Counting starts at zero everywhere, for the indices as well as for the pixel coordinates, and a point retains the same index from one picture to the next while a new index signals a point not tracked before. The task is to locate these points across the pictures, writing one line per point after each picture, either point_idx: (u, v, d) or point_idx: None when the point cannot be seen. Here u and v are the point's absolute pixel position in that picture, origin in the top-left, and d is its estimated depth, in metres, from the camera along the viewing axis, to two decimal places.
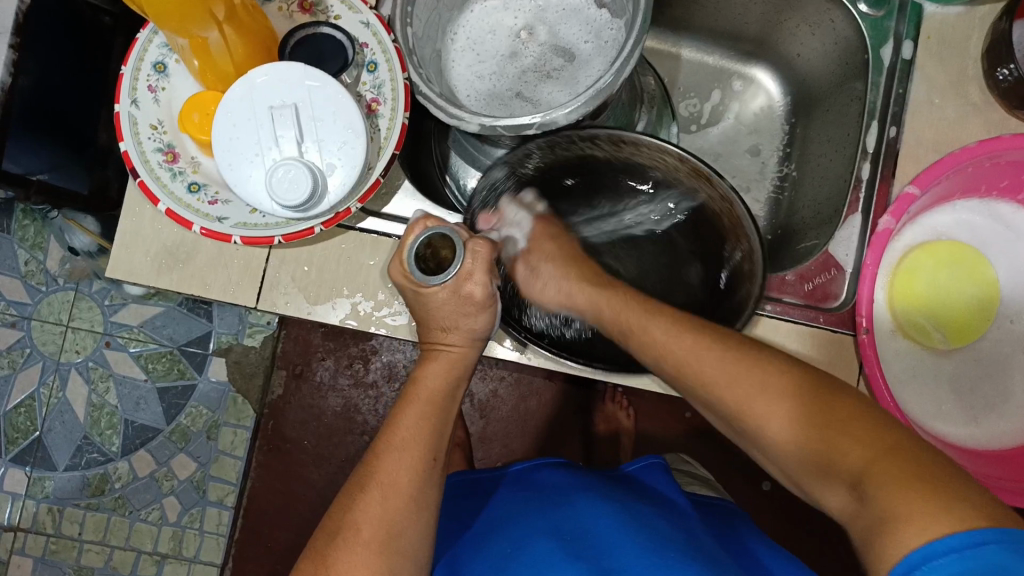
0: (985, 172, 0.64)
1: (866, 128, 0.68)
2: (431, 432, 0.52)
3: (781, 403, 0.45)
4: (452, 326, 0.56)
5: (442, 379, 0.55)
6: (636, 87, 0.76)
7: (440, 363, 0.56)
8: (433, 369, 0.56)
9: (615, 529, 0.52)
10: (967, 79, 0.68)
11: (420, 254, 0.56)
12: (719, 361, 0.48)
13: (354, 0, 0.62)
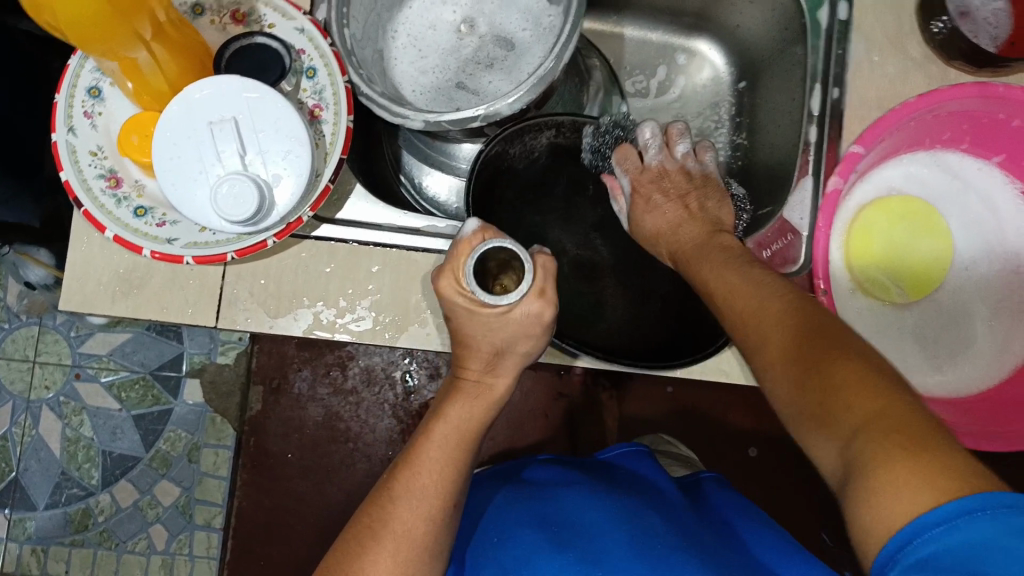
0: (929, 125, 0.64)
1: (809, 90, 0.68)
2: (454, 473, 0.54)
3: (824, 383, 0.44)
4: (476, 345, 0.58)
5: (476, 420, 0.56)
6: (578, 70, 0.76)
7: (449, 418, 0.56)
8: (468, 408, 0.56)
9: (603, 518, 0.61)
10: (904, 33, 0.68)
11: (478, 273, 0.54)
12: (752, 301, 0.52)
13: (287, 8, 0.62)
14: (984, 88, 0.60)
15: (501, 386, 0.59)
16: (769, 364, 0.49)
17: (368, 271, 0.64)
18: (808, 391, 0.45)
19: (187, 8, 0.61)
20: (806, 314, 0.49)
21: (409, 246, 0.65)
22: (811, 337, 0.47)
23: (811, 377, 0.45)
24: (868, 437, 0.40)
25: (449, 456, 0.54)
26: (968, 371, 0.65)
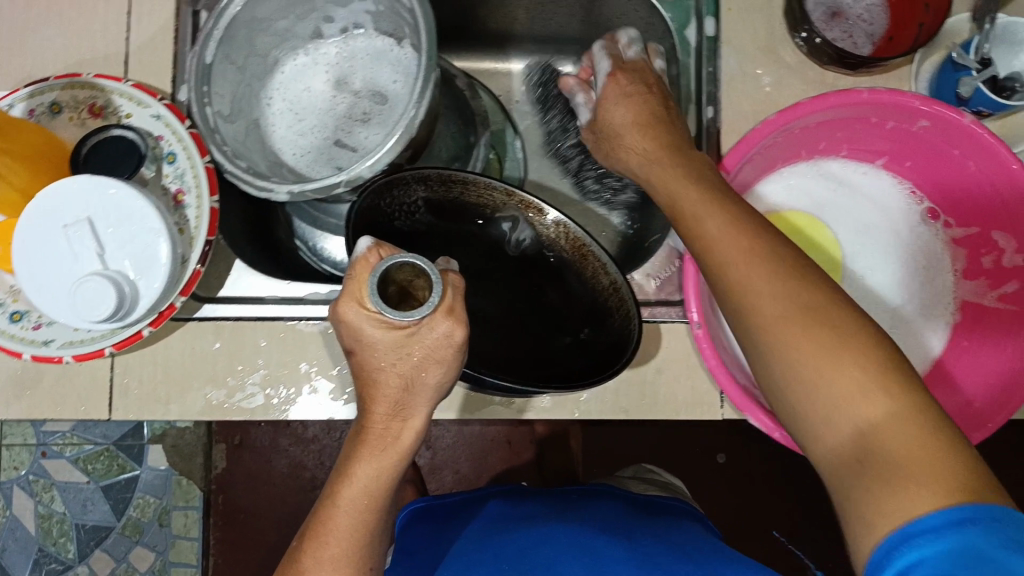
0: (803, 136, 0.61)
1: (685, 112, 0.69)
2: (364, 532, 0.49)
3: (840, 366, 0.41)
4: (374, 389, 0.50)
5: (389, 476, 0.49)
6: (465, 111, 0.76)
7: (353, 482, 0.48)
8: (370, 468, 0.48)
9: (567, 553, 0.62)
10: (777, 41, 0.67)
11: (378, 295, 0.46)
12: (755, 270, 0.45)
13: (141, 96, 0.62)
14: (846, 96, 0.57)
15: (407, 439, 0.50)
16: (770, 328, 0.44)
17: (257, 346, 0.64)
18: (822, 369, 0.41)
19: (45, 107, 0.62)
20: (804, 275, 0.45)
21: (293, 317, 0.65)
22: (823, 315, 0.43)
23: (830, 351, 0.41)
24: (880, 428, 0.39)
25: (359, 519, 0.48)
26: None
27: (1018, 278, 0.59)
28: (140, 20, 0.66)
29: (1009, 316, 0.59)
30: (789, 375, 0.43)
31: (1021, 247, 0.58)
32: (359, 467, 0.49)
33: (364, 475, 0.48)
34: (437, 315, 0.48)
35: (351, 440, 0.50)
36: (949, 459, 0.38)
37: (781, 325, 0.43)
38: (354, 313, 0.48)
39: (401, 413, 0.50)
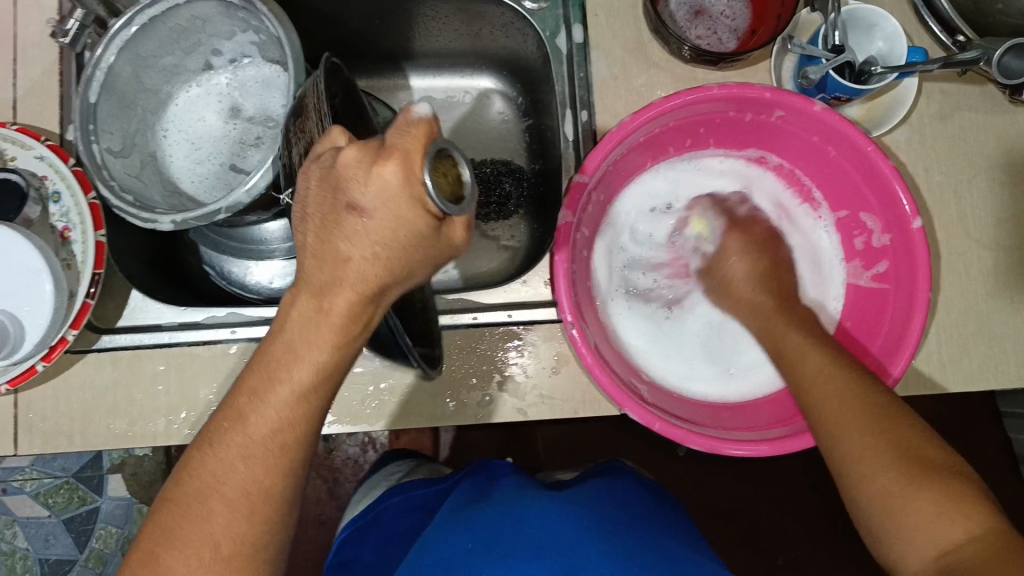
0: (662, 134, 0.63)
1: (562, 117, 0.69)
2: (265, 477, 0.44)
3: (861, 414, 0.49)
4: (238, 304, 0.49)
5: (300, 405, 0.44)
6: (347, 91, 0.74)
7: (308, 317, 0.43)
8: (302, 330, 0.43)
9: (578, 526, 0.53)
10: (645, 43, 0.68)
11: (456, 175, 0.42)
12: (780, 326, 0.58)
13: (24, 139, 0.64)
14: (697, 93, 0.59)
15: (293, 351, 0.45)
16: (833, 404, 0.50)
17: (155, 371, 0.66)
18: (862, 441, 0.48)
19: None
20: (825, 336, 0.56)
21: (190, 341, 0.66)
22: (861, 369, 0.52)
23: (886, 439, 0.48)
24: (911, 522, 0.45)
25: (296, 409, 0.44)
26: (762, 376, 0.65)
27: (885, 257, 0.62)
28: (25, 66, 0.68)
29: (882, 293, 0.62)
30: (832, 446, 0.50)
31: (885, 227, 0.61)
32: (314, 351, 0.43)
33: (294, 345, 0.43)
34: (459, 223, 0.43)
35: (257, 350, 0.45)
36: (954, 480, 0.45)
37: (840, 429, 0.49)
38: (388, 172, 0.39)
39: (378, 300, 0.44)
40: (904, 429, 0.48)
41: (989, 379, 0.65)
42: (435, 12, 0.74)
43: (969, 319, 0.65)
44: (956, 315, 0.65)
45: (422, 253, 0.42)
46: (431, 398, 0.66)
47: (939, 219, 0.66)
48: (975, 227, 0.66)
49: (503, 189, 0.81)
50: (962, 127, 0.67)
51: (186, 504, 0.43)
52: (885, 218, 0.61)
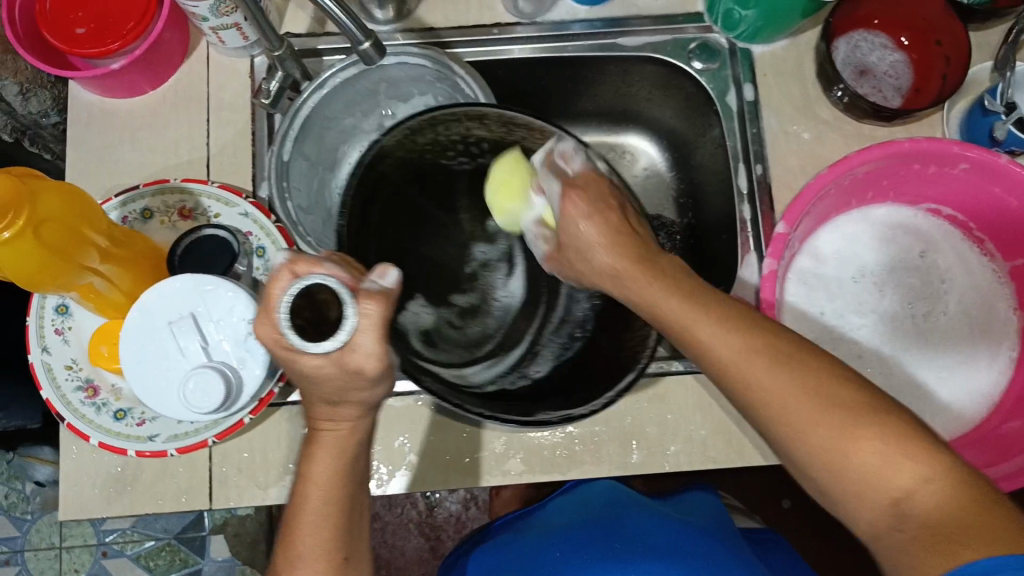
0: (851, 187, 0.67)
1: (735, 170, 0.72)
2: (337, 525, 0.49)
3: (774, 366, 0.45)
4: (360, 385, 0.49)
5: (337, 467, 0.49)
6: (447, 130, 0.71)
7: (323, 446, 0.50)
8: (327, 454, 0.50)
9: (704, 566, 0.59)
10: (813, 102, 0.72)
11: (295, 307, 0.45)
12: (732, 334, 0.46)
13: (229, 196, 0.66)
14: (890, 147, 0.63)
15: (350, 424, 0.50)
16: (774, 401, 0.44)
17: None
18: (788, 395, 0.44)
19: (137, 213, 0.65)
20: (784, 339, 0.46)
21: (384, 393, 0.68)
22: (798, 362, 0.45)
23: (875, 414, 0.42)
24: (875, 463, 0.41)
25: (325, 485, 0.49)
26: (946, 419, 0.67)
27: None
28: (220, 127, 0.71)
29: None
30: (729, 382, 0.46)
31: None
32: (314, 464, 0.49)
33: (319, 467, 0.49)
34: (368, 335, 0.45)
35: (304, 443, 0.51)
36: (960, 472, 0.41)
37: (752, 378, 0.45)
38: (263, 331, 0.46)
39: (339, 396, 0.48)
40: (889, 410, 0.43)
41: None
42: (599, 75, 0.77)
43: None
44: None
45: (359, 377, 0.46)
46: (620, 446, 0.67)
47: None
48: None
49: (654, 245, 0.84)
50: None
51: (286, 555, 0.48)
52: None
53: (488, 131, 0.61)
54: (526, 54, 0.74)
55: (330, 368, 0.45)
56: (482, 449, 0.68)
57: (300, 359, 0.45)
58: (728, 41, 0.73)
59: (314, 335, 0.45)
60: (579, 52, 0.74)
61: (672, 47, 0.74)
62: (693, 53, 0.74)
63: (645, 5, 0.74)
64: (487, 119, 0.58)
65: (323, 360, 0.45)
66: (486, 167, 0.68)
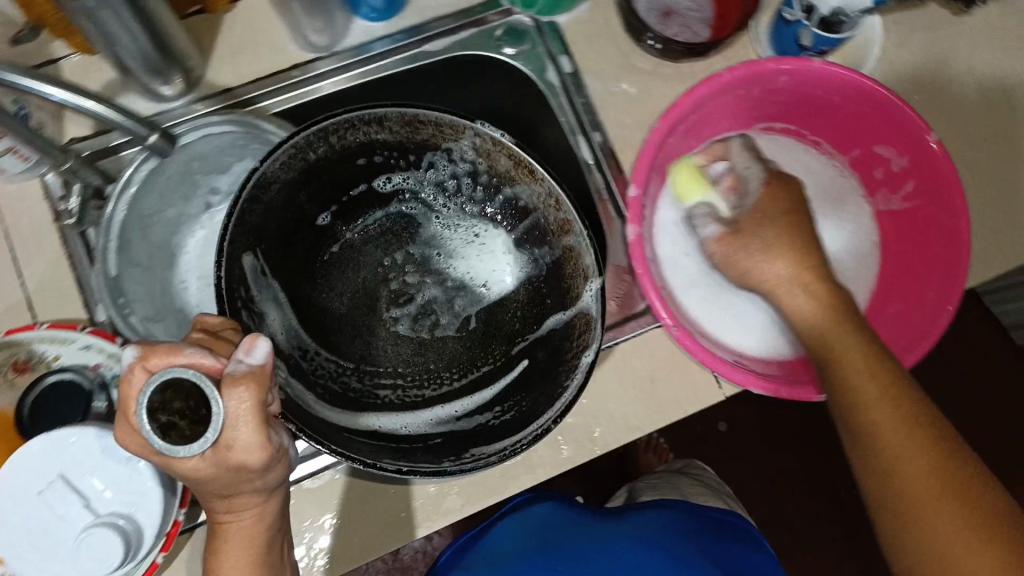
0: (688, 130, 0.67)
1: (576, 144, 0.71)
2: None
3: (872, 374, 0.53)
4: (236, 492, 0.46)
5: (247, 559, 0.48)
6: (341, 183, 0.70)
7: (232, 541, 0.48)
8: (233, 549, 0.48)
9: None
10: (629, 54, 0.71)
11: (155, 405, 0.43)
12: (881, 390, 0.52)
13: (62, 333, 0.60)
14: (710, 83, 0.63)
15: (251, 517, 0.48)
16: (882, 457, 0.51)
17: None
18: (863, 412, 0.52)
19: None
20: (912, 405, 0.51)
21: (297, 477, 0.64)
22: (913, 431, 0.50)
23: (905, 425, 0.51)
24: (957, 535, 0.47)
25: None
26: None
27: (909, 178, 0.67)
28: (30, 261, 0.64)
29: (916, 209, 0.67)
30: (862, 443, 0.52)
31: (901, 151, 0.66)
32: (227, 560, 0.48)
33: (230, 555, 0.48)
34: (250, 423, 0.43)
35: (210, 537, 0.49)
36: (985, 500, 0.48)
37: (877, 422, 0.51)
38: (131, 440, 0.44)
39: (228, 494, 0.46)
40: (970, 475, 0.48)
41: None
42: None
43: (991, 212, 0.72)
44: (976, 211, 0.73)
45: (243, 472, 0.44)
46: (549, 447, 0.66)
47: None
48: (961, 129, 0.74)
49: None
50: (921, 50, 0.74)
51: None
52: (897, 143, 0.66)
53: (392, 132, 0.64)
54: (339, 85, 0.70)
55: (210, 468, 0.43)
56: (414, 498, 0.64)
57: (174, 464, 0.43)
58: (530, 19, 0.72)
59: (187, 433, 0.43)
60: (393, 67, 0.71)
61: (479, 39, 0.72)
62: (500, 39, 0.72)
63: (438, 4, 0.72)
64: (388, 120, 0.62)
65: (198, 457, 0.42)
66: (394, 177, 0.70)
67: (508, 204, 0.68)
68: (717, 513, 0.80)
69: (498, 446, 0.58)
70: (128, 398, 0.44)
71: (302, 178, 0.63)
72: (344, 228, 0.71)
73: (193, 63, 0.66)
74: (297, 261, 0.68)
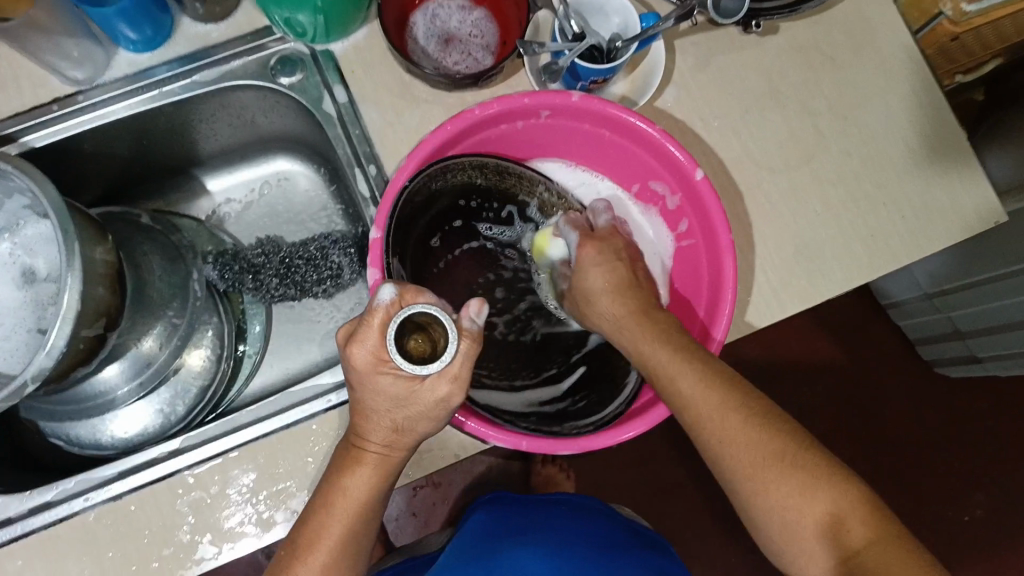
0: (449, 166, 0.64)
1: (354, 177, 0.68)
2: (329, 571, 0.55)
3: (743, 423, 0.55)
4: (406, 429, 0.55)
5: (372, 489, 0.56)
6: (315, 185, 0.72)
7: (372, 469, 0.55)
8: (364, 481, 0.55)
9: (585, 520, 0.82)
10: (407, 84, 0.68)
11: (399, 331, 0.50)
12: (728, 413, 0.55)
13: None
14: (460, 120, 0.60)
15: (400, 455, 0.56)
16: (747, 471, 0.54)
17: (13, 567, 0.65)
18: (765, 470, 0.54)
19: None
20: (756, 414, 0.55)
21: (45, 524, 0.65)
22: (766, 435, 0.54)
23: (817, 473, 0.54)
24: (828, 511, 0.52)
25: (342, 528, 0.55)
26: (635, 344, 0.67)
27: (686, 215, 0.64)
28: None
29: (693, 247, 0.65)
30: (715, 457, 0.56)
31: (674, 189, 0.64)
32: (351, 484, 0.55)
33: (359, 489, 0.55)
34: (441, 380, 0.52)
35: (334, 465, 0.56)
36: (846, 481, 0.53)
37: (728, 446, 0.55)
38: (360, 354, 0.52)
39: (403, 433, 0.55)
40: (817, 459, 0.54)
41: (821, 289, 0.67)
42: (200, 114, 0.72)
43: (794, 248, 0.67)
44: (784, 245, 0.67)
45: (442, 408, 0.53)
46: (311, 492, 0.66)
47: (730, 159, 0.68)
48: (764, 158, 0.68)
49: (331, 263, 0.78)
50: (722, 70, 0.69)
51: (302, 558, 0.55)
52: (674, 179, 0.63)
53: (484, 177, 0.66)
54: (131, 109, 0.69)
55: (428, 401, 0.52)
56: (168, 545, 0.66)
57: (382, 378, 0.52)
58: (307, 47, 0.69)
59: (420, 360, 0.51)
60: (177, 92, 0.69)
61: (255, 68, 0.69)
62: (275, 69, 0.69)
63: (206, 33, 0.69)
64: (483, 167, 0.65)
65: (412, 381, 0.51)
66: (484, 227, 0.69)
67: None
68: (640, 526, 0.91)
69: (590, 419, 0.63)
70: (374, 322, 0.51)
71: (422, 207, 0.62)
72: (448, 252, 0.67)
73: None
74: (417, 267, 0.63)
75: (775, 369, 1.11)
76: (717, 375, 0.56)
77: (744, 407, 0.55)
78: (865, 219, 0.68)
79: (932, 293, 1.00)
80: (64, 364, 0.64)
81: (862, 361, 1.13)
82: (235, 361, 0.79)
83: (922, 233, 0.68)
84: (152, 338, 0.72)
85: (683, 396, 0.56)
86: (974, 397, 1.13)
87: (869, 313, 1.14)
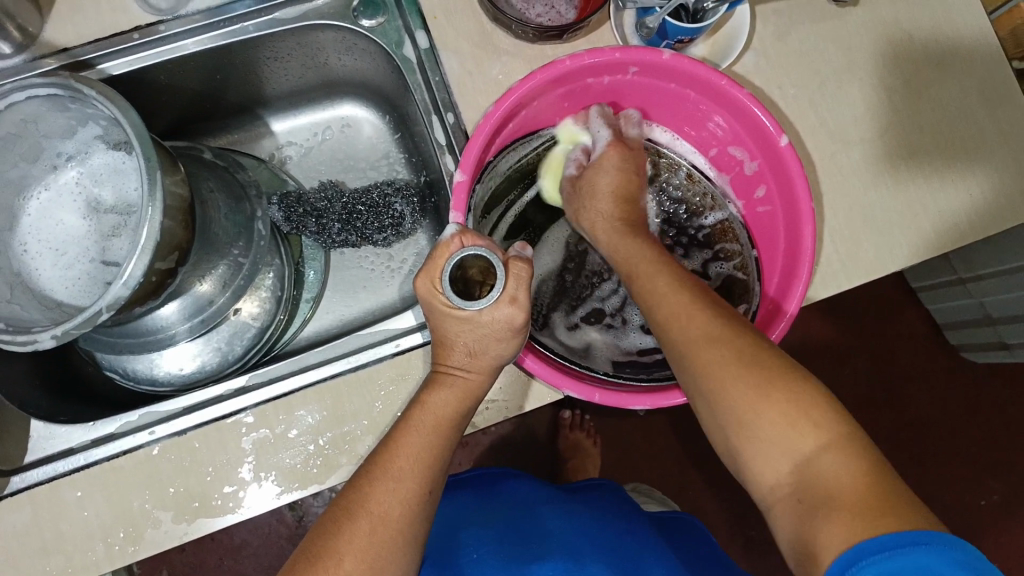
0: (534, 117, 0.66)
1: (430, 124, 0.68)
2: (413, 495, 0.53)
3: (691, 309, 0.54)
4: (478, 351, 0.56)
5: (452, 408, 0.57)
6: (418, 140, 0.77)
7: (454, 388, 0.57)
8: (445, 397, 0.56)
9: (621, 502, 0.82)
10: (489, 34, 0.68)
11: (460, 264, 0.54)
12: (707, 333, 0.52)
13: None
14: (550, 69, 0.60)
15: (476, 379, 0.58)
16: (682, 343, 0.53)
17: (73, 499, 0.65)
18: (683, 321, 0.53)
19: None
20: (756, 347, 0.51)
21: (111, 454, 0.66)
22: (754, 365, 0.50)
23: (790, 407, 0.48)
24: (771, 417, 0.48)
25: (421, 440, 0.55)
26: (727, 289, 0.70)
27: (765, 180, 0.66)
28: None
29: (772, 211, 0.67)
30: (669, 341, 0.54)
31: (752, 155, 0.66)
32: (432, 397, 0.56)
33: (439, 403, 0.56)
34: (503, 303, 0.54)
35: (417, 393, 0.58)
36: (838, 428, 0.47)
37: (679, 333, 0.53)
38: (425, 286, 0.55)
39: (482, 353, 0.56)
40: (811, 400, 0.48)
41: (885, 262, 0.68)
42: (273, 52, 0.72)
43: (864, 220, 0.68)
44: (854, 215, 0.68)
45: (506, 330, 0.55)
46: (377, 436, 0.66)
47: (804, 129, 0.69)
48: (838, 128, 0.69)
49: (394, 212, 0.80)
50: (801, 40, 0.70)
51: (376, 474, 0.52)
52: (756, 146, 0.65)
53: None
54: (201, 45, 0.68)
55: (496, 322, 0.55)
56: (230, 482, 0.66)
57: (453, 311, 0.54)
58: None
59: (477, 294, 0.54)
60: (251, 31, 0.68)
61: (336, 8, 0.68)
62: (357, 10, 0.69)
63: None
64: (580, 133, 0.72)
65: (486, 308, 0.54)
66: None
67: (675, 210, 0.74)
68: (671, 515, 0.87)
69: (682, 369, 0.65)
70: (436, 252, 0.55)
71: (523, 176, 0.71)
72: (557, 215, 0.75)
73: (26, 19, 0.64)
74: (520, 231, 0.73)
75: (801, 346, 1.14)
76: (709, 306, 0.54)
77: (736, 334, 0.52)
78: (929, 196, 0.69)
79: (967, 277, 1.01)
80: (135, 298, 0.60)
81: (887, 344, 1.15)
82: (292, 303, 0.80)
83: (987, 211, 0.69)
84: (212, 278, 0.70)
85: (649, 292, 0.56)
86: (993, 384, 1.16)
87: (897, 299, 1.16)
